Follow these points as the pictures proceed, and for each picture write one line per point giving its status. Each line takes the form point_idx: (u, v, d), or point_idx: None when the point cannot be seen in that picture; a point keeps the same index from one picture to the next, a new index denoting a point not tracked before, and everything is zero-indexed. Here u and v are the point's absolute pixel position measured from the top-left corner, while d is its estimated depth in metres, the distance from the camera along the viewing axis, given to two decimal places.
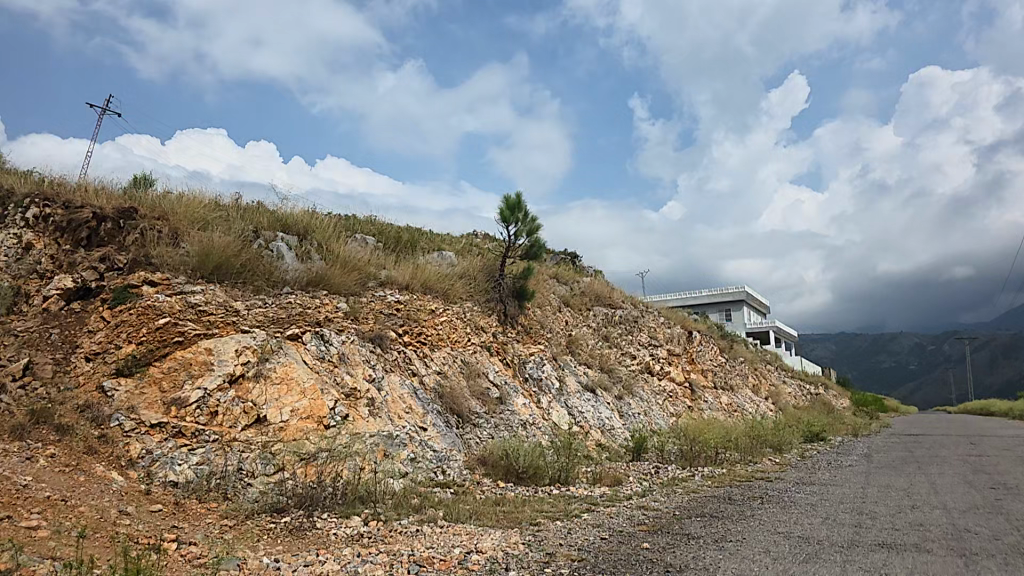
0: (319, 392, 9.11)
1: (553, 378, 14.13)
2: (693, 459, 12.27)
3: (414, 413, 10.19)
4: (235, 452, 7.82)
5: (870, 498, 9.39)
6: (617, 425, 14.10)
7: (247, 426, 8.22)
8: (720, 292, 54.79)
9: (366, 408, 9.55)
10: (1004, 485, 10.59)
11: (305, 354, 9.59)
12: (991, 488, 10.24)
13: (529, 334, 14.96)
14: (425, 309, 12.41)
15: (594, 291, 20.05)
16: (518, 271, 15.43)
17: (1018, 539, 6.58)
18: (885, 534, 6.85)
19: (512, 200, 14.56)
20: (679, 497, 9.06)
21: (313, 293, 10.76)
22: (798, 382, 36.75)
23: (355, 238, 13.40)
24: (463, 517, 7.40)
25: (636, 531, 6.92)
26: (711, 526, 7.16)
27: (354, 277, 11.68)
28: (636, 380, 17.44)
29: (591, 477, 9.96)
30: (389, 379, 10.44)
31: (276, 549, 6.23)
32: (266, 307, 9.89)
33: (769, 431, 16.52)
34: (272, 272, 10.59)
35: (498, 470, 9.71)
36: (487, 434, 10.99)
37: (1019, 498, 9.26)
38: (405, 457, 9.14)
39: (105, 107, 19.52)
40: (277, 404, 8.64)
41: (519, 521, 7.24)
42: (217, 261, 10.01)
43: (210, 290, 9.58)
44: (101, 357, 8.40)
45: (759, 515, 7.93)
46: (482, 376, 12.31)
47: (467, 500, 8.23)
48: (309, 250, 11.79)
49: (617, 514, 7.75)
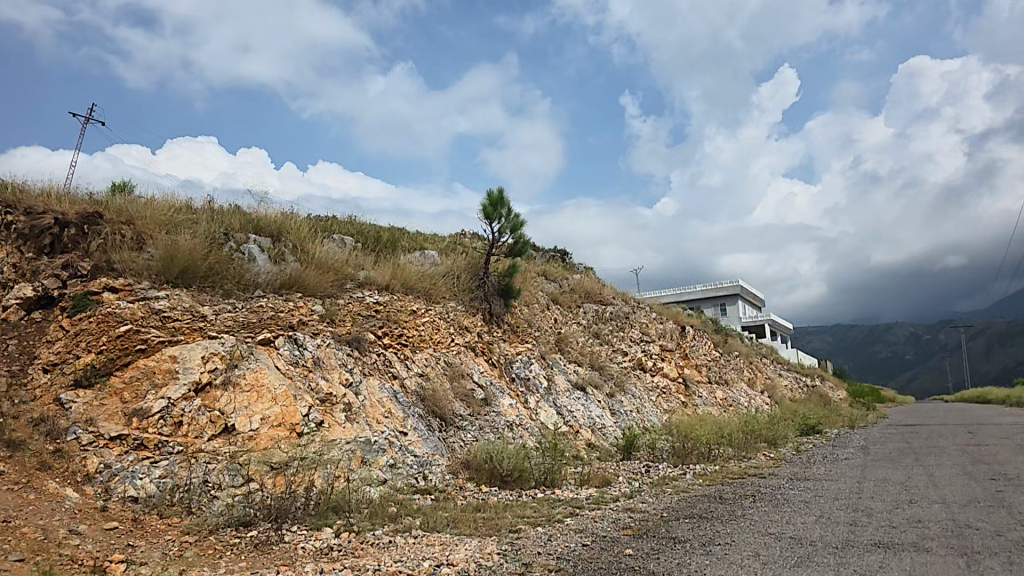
0: (292, 399, 8.73)
1: (541, 378, 13.79)
2: (685, 457, 11.96)
3: (394, 417, 9.83)
4: (201, 464, 7.43)
5: (866, 493, 9.08)
6: (608, 423, 13.77)
7: (214, 436, 7.83)
8: (714, 286, 54.52)
9: (343, 414, 9.19)
10: (1003, 475, 10.32)
11: (277, 359, 9.21)
12: (991, 479, 9.97)
13: (516, 333, 14.61)
14: (406, 310, 12.05)
15: (583, 287, 19.71)
16: (503, 269, 15.11)
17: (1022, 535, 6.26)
18: (881, 533, 6.52)
19: (495, 196, 14.22)
20: (668, 498, 8.73)
21: (287, 296, 10.38)
22: (794, 375, 36.54)
23: (333, 239, 13.03)
24: (440, 525, 7.06)
25: (620, 536, 6.58)
26: (699, 529, 6.83)
27: (331, 279, 11.31)
28: (628, 378, 17.11)
29: (578, 479, 9.61)
30: (367, 383, 10.06)
31: (238, 566, 5.86)
32: (235, 311, 9.50)
33: (764, 426, 16.23)
34: (243, 275, 10.20)
35: (481, 474, 9.34)
36: (472, 436, 10.64)
37: (1021, 489, 8.98)
38: (384, 464, 8.78)
39: (88, 117, 19.55)
40: (246, 412, 8.26)
41: (498, 529, 6.91)
42: (184, 265, 9.62)
43: (176, 296, 9.20)
44: (59, 368, 7.99)
45: (751, 515, 7.60)
46: (466, 377, 11.95)
47: (447, 507, 7.87)
48: (284, 252, 11.41)
49: (602, 517, 7.42)
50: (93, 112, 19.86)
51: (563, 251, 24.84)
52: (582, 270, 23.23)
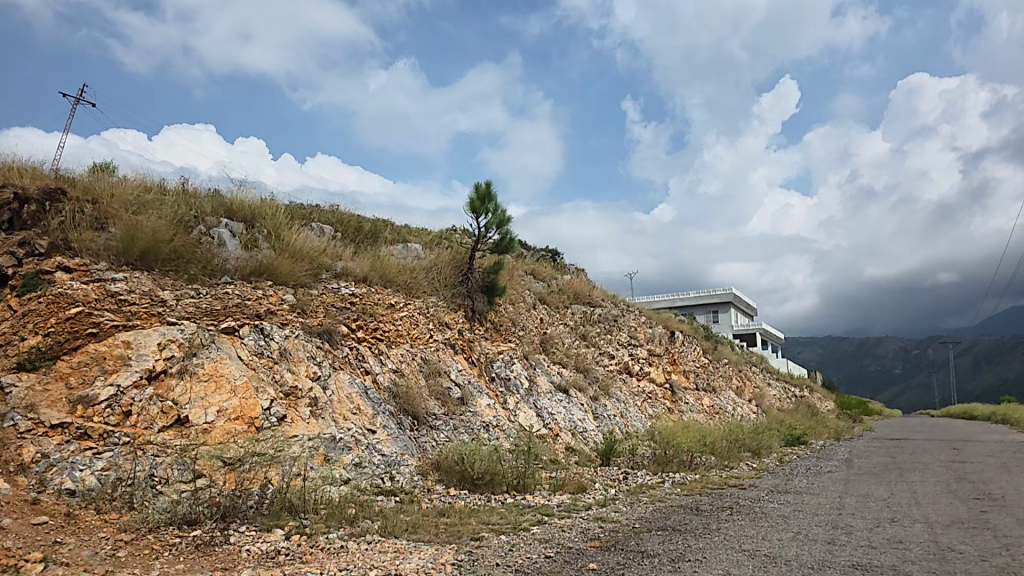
0: (253, 391, 8.29)
1: (522, 378, 13.39)
2: (666, 465, 11.60)
3: (362, 414, 9.39)
4: (148, 457, 6.98)
5: (847, 509, 8.75)
6: (589, 427, 13.40)
7: (165, 427, 7.39)
8: (707, 293, 54.38)
9: (307, 409, 8.74)
10: (988, 495, 10.02)
11: (240, 349, 8.76)
12: (976, 499, 9.66)
13: (498, 332, 14.21)
14: (383, 303, 11.62)
15: (572, 288, 19.36)
16: (489, 265, 14.70)
17: (1008, 561, 5.90)
18: (860, 553, 6.15)
19: (482, 189, 13.81)
20: (643, 507, 8.35)
21: (256, 284, 9.92)
22: (784, 385, 36.40)
23: (311, 227, 12.59)
24: (399, 530, 6.64)
25: (585, 547, 6.20)
26: (670, 542, 6.46)
27: (305, 268, 10.85)
28: (613, 381, 16.75)
29: (552, 485, 9.23)
30: (337, 377, 9.62)
31: (174, 568, 5.42)
32: (198, 297, 9.03)
33: (749, 435, 15.93)
34: (209, 260, 9.73)
35: (451, 476, 8.94)
36: (445, 436, 10.23)
37: (1006, 511, 8.67)
38: (348, 462, 8.35)
39: (80, 99, 19.48)
40: (202, 403, 7.82)
41: (459, 536, 6.51)
42: (146, 247, 9.13)
43: (135, 279, 8.74)
44: (2, 349, 7.48)
45: (726, 529, 7.25)
46: (443, 375, 11.53)
47: (410, 510, 7.44)
48: (257, 238, 10.94)
49: (571, 527, 7.03)
50: (82, 93, 19.34)
51: (554, 251, 24.47)
52: (572, 271, 22.91)
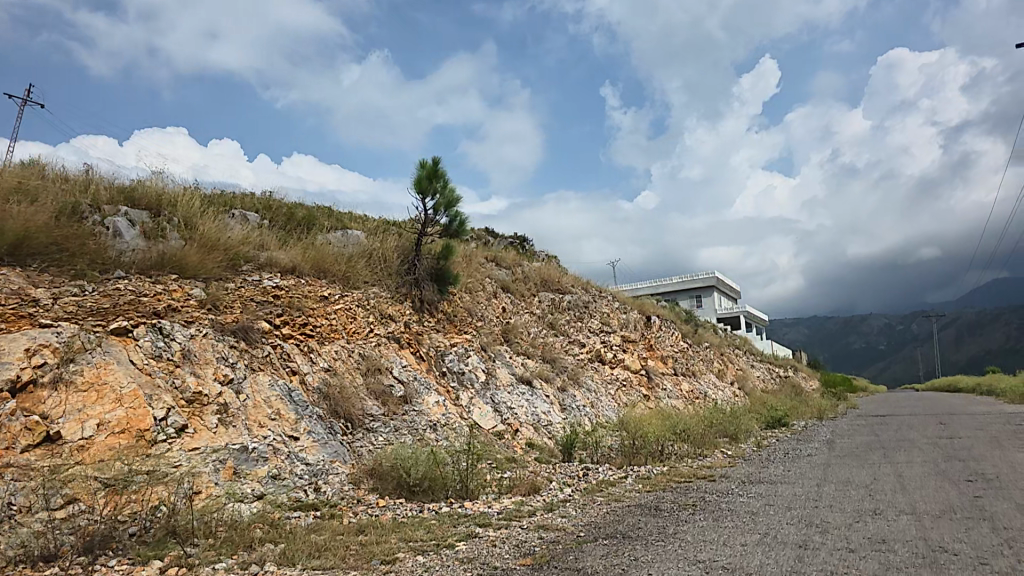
0: (144, 400, 7.23)
1: (479, 371, 12.44)
2: (632, 457, 10.78)
3: (283, 419, 8.37)
4: (5, 482, 5.78)
5: (825, 501, 7.97)
6: (554, 419, 12.55)
7: (32, 447, 6.23)
8: (690, 278, 53.95)
9: (215, 417, 7.69)
10: (982, 476, 9.33)
11: (134, 353, 7.67)
12: (968, 481, 8.96)
13: (453, 323, 13.24)
14: (315, 295, 10.55)
15: (538, 275, 18.47)
16: (438, 251, 13.67)
17: (1011, 564, 5.07)
18: (834, 560, 5.31)
19: (428, 167, 12.75)
20: (596, 510, 7.45)
21: (156, 278, 8.77)
22: (769, 366, 36.03)
23: (234, 215, 11.48)
24: (300, 555, 5.60)
25: (514, 567, 5.25)
26: (614, 556, 5.52)
27: (218, 259, 9.73)
28: (583, 371, 15.88)
29: (501, 487, 8.30)
30: (254, 379, 8.57)
31: None
32: (83, 295, 7.85)
33: (727, 420, 15.21)
34: (100, 253, 8.54)
35: (386, 483, 7.93)
36: (383, 439, 9.25)
37: (1003, 495, 7.91)
38: (263, 475, 7.36)
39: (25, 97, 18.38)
40: (79, 416, 6.73)
41: (368, 559, 5.51)
42: (17, 238, 7.82)
43: (3, 276, 7.47)
44: None
45: (683, 533, 6.37)
46: (384, 371, 10.53)
47: (324, 529, 6.42)
48: (162, 227, 9.78)
49: (503, 540, 6.09)
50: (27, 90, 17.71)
51: (520, 238, 23.55)
52: (541, 258, 22.00)
